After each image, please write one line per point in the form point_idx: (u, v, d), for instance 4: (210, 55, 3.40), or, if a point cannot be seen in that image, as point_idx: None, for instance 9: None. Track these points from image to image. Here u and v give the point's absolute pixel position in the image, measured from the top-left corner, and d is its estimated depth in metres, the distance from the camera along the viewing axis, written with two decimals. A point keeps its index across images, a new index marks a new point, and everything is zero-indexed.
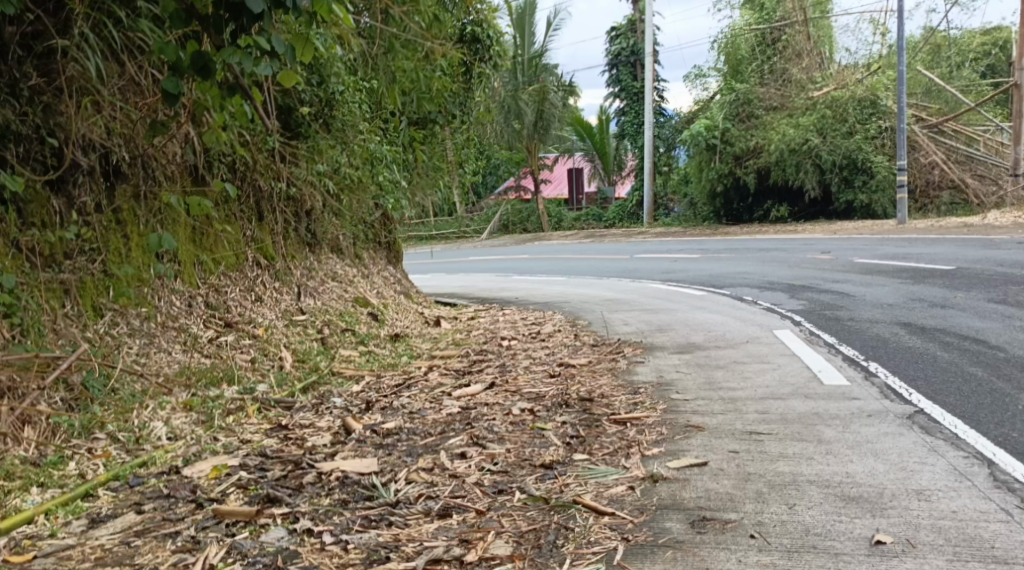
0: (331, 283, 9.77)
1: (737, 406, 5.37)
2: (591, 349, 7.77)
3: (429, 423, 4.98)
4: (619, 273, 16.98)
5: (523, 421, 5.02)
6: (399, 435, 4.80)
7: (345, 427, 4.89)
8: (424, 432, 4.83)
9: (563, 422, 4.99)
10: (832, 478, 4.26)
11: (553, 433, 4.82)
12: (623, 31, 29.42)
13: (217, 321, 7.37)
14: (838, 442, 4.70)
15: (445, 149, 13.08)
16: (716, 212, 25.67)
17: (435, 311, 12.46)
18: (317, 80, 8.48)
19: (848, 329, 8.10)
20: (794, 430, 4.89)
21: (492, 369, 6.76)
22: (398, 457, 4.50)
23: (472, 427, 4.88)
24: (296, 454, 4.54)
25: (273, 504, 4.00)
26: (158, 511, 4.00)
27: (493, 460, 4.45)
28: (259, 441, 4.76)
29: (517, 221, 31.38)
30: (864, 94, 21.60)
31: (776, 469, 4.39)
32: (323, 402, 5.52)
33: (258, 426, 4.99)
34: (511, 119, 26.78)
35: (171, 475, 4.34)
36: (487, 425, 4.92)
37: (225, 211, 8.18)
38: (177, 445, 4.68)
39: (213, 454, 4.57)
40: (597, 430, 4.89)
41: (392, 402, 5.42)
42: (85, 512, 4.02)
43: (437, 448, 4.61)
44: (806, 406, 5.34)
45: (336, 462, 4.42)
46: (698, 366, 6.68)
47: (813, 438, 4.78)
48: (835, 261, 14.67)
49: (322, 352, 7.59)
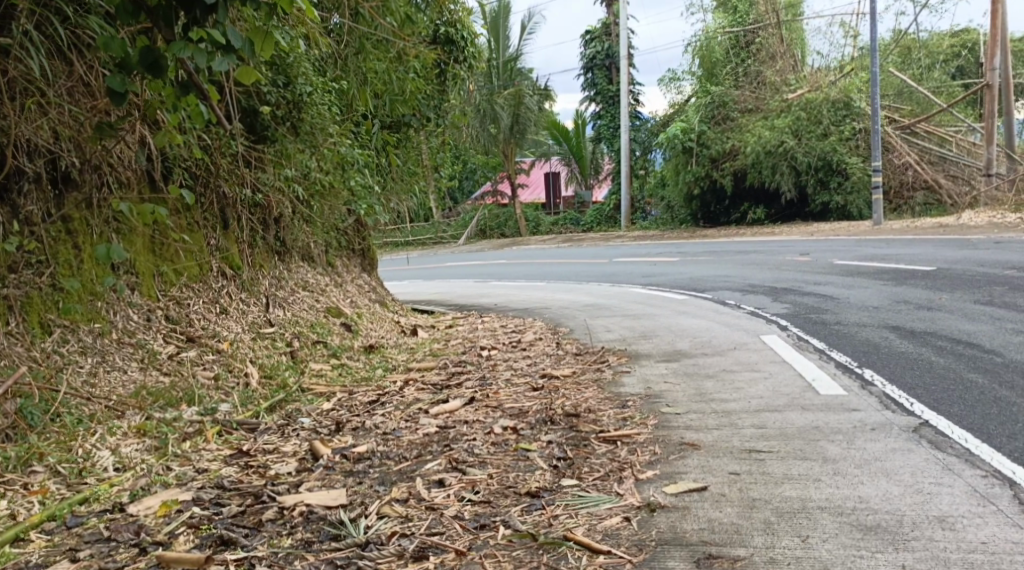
0: (301, 292, 9.40)
1: (732, 421, 5.05)
2: (574, 358, 7.44)
3: (404, 446, 4.62)
4: (599, 277, 16.71)
5: (506, 441, 4.67)
6: (371, 460, 4.44)
7: (311, 452, 4.53)
8: (399, 456, 4.47)
9: (548, 442, 4.64)
10: (845, 505, 3.95)
11: (538, 455, 4.48)
12: (597, 35, 29.04)
13: (178, 335, 7.01)
14: (845, 461, 4.39)
15: (417, 155, 12.76)
16: (693, 215, 25.48)
17: (412, 319, 12.10)
18: (283, 82, 8.13)
19: (838, 334, 7.82)
20: (796, 447, 4.58)
21: (470, 382, 6.40)
22: (370, 486, 4.14)
23: (451, 449, 4.53)
24: (257, 486, 4.16)
25: (227, 547, 3.63)
26: (96, 559, 3.60)
27: (473, 488, 4.10)
28: (217, 470, 4.38)
29: (494, 226, 30.85)
30: (837, 95, 21.44)
31: (782, 493, 4.07)
32: (290, 423, 5.14)
33: (216, 452, 4.62)
34: (487, 123, 26.42)
35: (115, 513, 3.95)
36: (467, 447, 4.57)
37: (187, 219, 7.82)
38: (125, 477, 4.30)
39: (163, 487, 4.19)
40: (585, 450, 4.55)
41: (364, 421, 5.05)
42: (14, 560, 3.62)
43: (413, 475, 4.25)
44: (805, 419, 5.03)
45: (300, 495, 4.05)
46: (687, 376, 6.37)
47: (817, 456, 4.47)
48: (816, 263, 14.45)
49: (292, 368, 7.22)
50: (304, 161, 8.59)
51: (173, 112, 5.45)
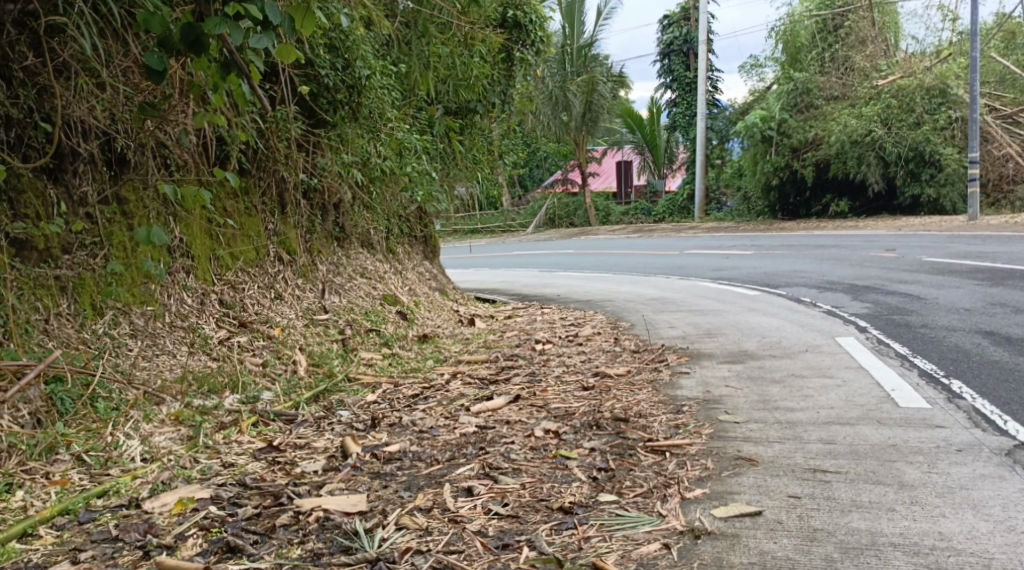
0: (359, 279, 9.27)
1: (796, 433, 4.71)
2: (632, 356, 7.13)
3: (440, 447, 4.41)
4: (668, 269, 16.29)
5: (546, 446, 4.43)
6: (401, 462, 4.26)
7: (342, 450, 4.36)
8: (431, 458, 4.28)
9: (591, 450, 4.38)
10: (923, 542, 3.59)
11: (579, 464, 4.22)
12: (676, 20, 28.53)
13: (231, 320, 6.89)
14: (923, 488, 4.02)
15: (485, 139, 12.44)
16: (771, 206, 24.75)
17: (472, 308, 11.90)
18: (342, 65, 7.92)
19: (922, 339, 7.33)
20: (868, 468, 4.23)
21: (520, 378, 6.17)
22: (394, 492, 3.95)
23: (486, 453, 4.32)
24: (279, 487, 4.01)
25: (231, 555, 3.47)
26: (97, 562, 3.47)
27: (502, 500, 3.87)
28: (243, 466, 4.23)
29: (563, 215, 30.45)
30: (933, 82, 20.47)
31: (849, 524, 3.74)
32: (329, 416, 4.98)
33: (247, 445, 4.48)
34: (559, 110, 26.11)
35: (130, 510, 3.83)
36: (505, 451, 4.35)
37: (245, 204, 7.72)
38: (149, 469, 4.18)
39: (184, 483, 4.06)
40: (629, 461, 4.28)
41: (403, 418, 4.86)
42: (18, 557, 3.52)
43: (443, 481, 4.04)
44: (880, 435, 4.66)
45: (320, 498, 3.88)
46: (749, 380, 6.02)
47: (893, 480, 4.11)
48: (901, 260, 13.78)
49: (341, 356, 7.06)
50: (364, 146, 8.45)
51: (220, 91, 5.29)
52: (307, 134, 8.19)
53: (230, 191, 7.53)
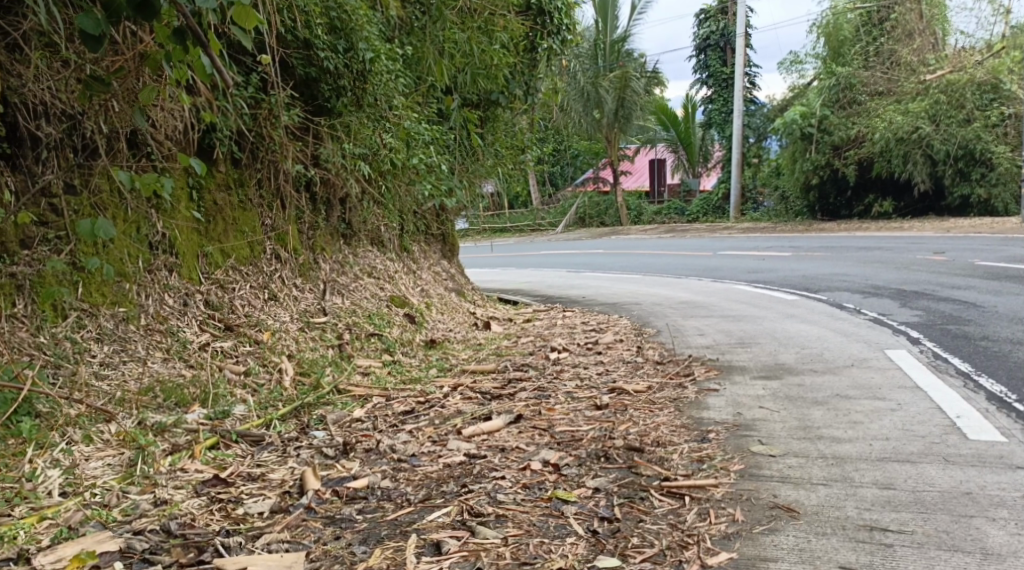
0: (365, 279, 8.64)
1: (845, 474, 4.00)
2: (655, 369, 6.43)
3: (415, 484, 3.81)
4: (700, 271, 15.54)
5: (542, 484, 3.79)
6: (365, 503, 3.66)
7: (298, 485, 3.79)
8: (402, 499, 3.68)
9: (594, 491, 3.74)
10: None
11: (577, 511, 3.59)
12: (711, 15, 27.61)
13: (216, 323, 6.22)
14: (1013, 560, 3.31)
15: (508, 133, 11.78)
16: (810, 207, 23.81)
17: (491, 310, 11.27)
18: (344, 47, 7.35)
19: (985, 354, 6.57)
20: (939, 529, 3.52)
21: (527, 394, 5.52)
22: (346, 546, 3.36)
23: (468, 493, 3.71)
24: (208, 536, 3.42)
25: None
26: None
27: (475, 562, 3.26)
28: (175, 504, 3.65)
29: (594, 214, 29.73)
30: (984, 77, 19.48)
31: None
32: (301, 437, 4.35)
33: (191, 477, 3.87)
34: (590, 107, 25.33)
35: (17, 566, 3.24)
36: (492, 490, 3.73)
37: (238, 197, 7.07)
38: (63, 507, 3.58)
39: (97, 529, 3.45)
40: (639, 508, 3.62)
41: (382, 442, 4.24)
42: None
43: (411, 532, 3.44)
44: (944, 478, 3.95)
45: (250, 555, 3.29)
46: (787, 401, 5.29)
47: (973, 547, 3.40)
48: (952, 263, 12.91)
49: (335, 363, 6.39)
50: (371, 136, 7.78)
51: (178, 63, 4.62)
52: (306, 121, 7.56)
53: (222, 182, 6.88)
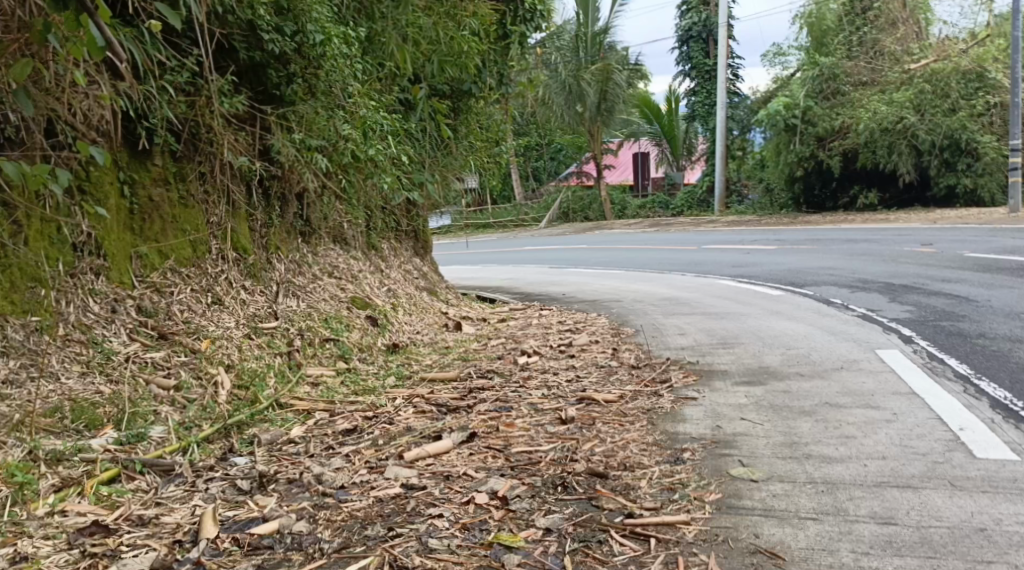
0: (325, 279, 8.08)
1: (840, 507, 3.52)
2: (629, 374, 5.92)
3: (335, 529, 3.37)
4: (683, 266, 15.06)
5: (484, 525, 3.36)
6: (269, 556, 3.22)
7: (194, 534, 3.35)
8: (316, 550, 3.24)
9: (541, 533, 3.31)
10: None
11: (520, 561, 3.15)
12: (693, 5, 27.08)
13: (148, 331, 5.65)
14: None
15: (483, 125, 11.19)
16: (794, 199, 23.37)
17: (464, 310, 10.75)
18: (291, 30, 6.74)
19: (984, 354, 6.10)
20: None
21: (487, 405, 5.02)
22: None
23: (395, 538, 3.28)
24: None
25: None
26: None
27: None
28: (37, 561, 3.17)
29: (577, 209, 29.14)
30: (969, 65, 19.15)
31: None
32: (216, 469, 3.88)
33: (70, 523, 3.40)
34: (572, 100, 24.79)
35: None
36: (424, 535, 3.30)
37: (179, 192, 6.42)
38: None
39: None
40: (594, 557, 3.19)
41: (308, 473, 3.79)
42: None
43: None
44: (942, 508, 3.49)
45: None
46: (771, 410, 4.78)
47: None
48: (940, 255, 12.49)
49: (281, 373, 5.86)
50: (327, 126, 7.19)
51: (65, 41, 4.01)
52: (252, 109, 7.01)
53: (159, 177, 6.27)
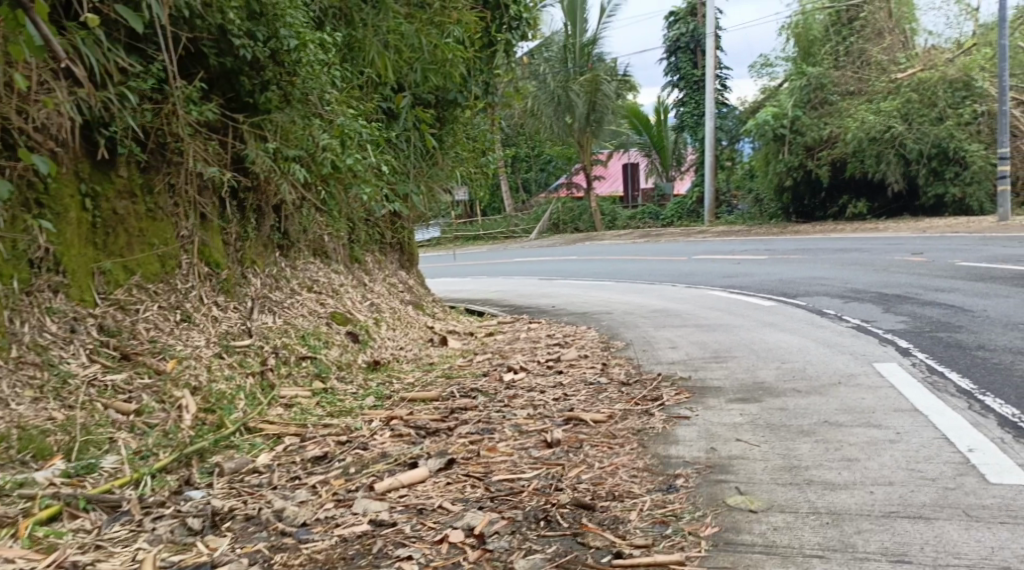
0: (303, 294, 7.76)
1: (847, 541, 3.27)
2: (619, 392, 5.64)
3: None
4: (673, 277, 14.83)
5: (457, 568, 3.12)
6: None
7: None
8: None
9: None
10: None
11: None
12: (682, 16, 27.03)
13: (109, 352, 5.34)
14: None
15: (469, 135, 10.94)
16: (784, 209, 23.17)
17: (450, 324, 10.46)
18: (264, 35, 6.46)
19: (985, 367, 5.86)
20: None
21: (467, 427, 4.75)
22: None
23: None
24: None
25: None
26: None
27: None
28: None
29: (567, 220, 28.81)
30: (955, 74, 19.06)
31: None
32: (166, 507, 3.61)
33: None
34: (561, 111, 24.54)
35: None
36: None
37: (146, 205, 6.11)
38: None
39: None
40: None
41: (267, 510, 3.54)
42: None
43: None
44: (951, 542, 3.26)
45: None
46: (769, 430, 4.52)
47: None
48: (932, 264, 12.30)
49: (250, 396, 5.59)
50: (304, 135, 6.92)
51: (8, 40, 3.75)
52: (224, 117, 6.74)
53: (124, 189, 5.96)
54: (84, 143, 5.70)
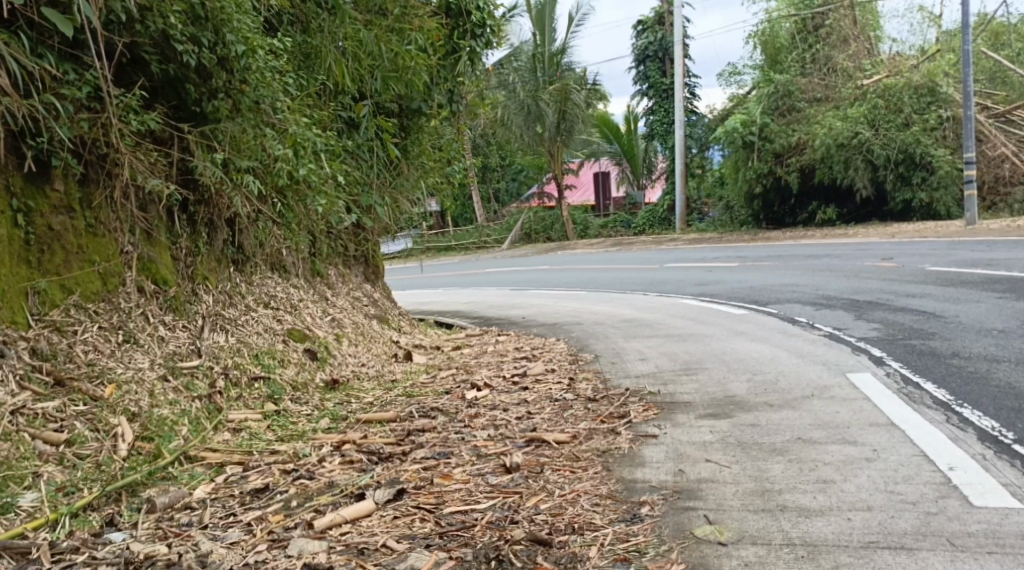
0: (259, 311, 7.42)
1: None
2: (584, 409, 5.38)
3: None
4: (645, 285, 14.62)
5: None
6: None
7: None
8: None
9: None
10: None
11: None
12: (650, 25, 26.93)
13: (41, 377, 5.00)
14: None
15: (434, 145, 10.65)
16: (754, 216, 23.05)
17: (417, 339, 10.15)
18: (210, 41, 6.15)
19: (962, 375, 5.67)
20: None
21: (424, 450, 4.47)
22: None
23: None
24: None
25: None
26: None
27: None
28: None
29: (539, 229, 28.52)
30: (921, 80, 19.03)
31: None
32: (82, 553, 3.35)
33: None
34: (530, 121, 24.26)
35: None
36: None
37: (86, 220, 5.78)
38: None
39: None
40: None
41: (192, 554, 3.30)
42: None
43: None
44: None
45: None
46: (740, 449, 4.29)
47: None
48: (903, 270, 12.17)
49: (194, 423, 5.30)
50: (257, 145, 6.61)
51: None
52: (169, 127, 6.38)
53: (59, 204, 5.60)
54: (12, 155, 5.33)
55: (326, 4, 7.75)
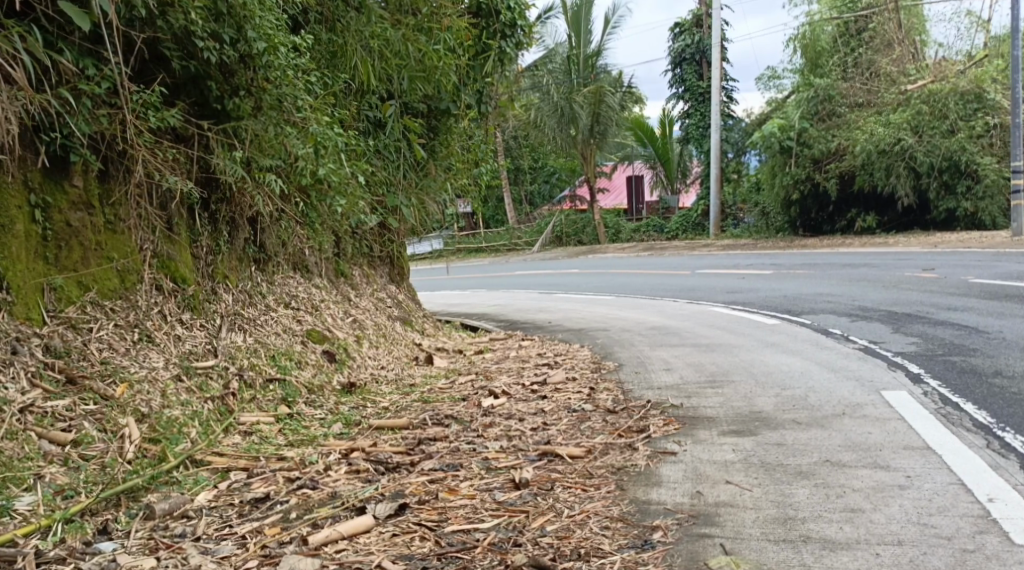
0: (279, 311, 7.32)
1: None
2: (603, 421, 5.21)
3: None
4: (676, 291, 14.37)
5: None
6: None
7: None
8: None
9: None
10: None
11: None
12: (687, 27, 26.56)
13: (53, 375, 4.92)
14: None
15: (463, 145, 10.50)
16: (791, 222, 22.66)
17: (440, 341, 10.01)
18: (232, 37, 6.02)
19: (1003, 396, 5.42)
20: None
21: (434, 462, 4.34)
22: None
23: None
24: None
25: None
26: None
27: None
28: None
29: (571, 232, 28.29)
30: (967, 86, 18.59)
31: None
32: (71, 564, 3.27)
33: None
34: (565, 123, 23.99)
35: None
36: None
37: (105, 217, 5.70)
38: None
39: None
40: None
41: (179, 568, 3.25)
42: None
43: None
44: None
45: None
46: (764, 470, 4.10)
47: None
48: (943, 281, 11.84)
49: (204, 426, 5.21)
50: (280, 144, 6.49)
51: None
52: (190, 124, 6.29)
53: (78, 201, 5.52)
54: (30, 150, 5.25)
55: (354, 3, 7.63)
